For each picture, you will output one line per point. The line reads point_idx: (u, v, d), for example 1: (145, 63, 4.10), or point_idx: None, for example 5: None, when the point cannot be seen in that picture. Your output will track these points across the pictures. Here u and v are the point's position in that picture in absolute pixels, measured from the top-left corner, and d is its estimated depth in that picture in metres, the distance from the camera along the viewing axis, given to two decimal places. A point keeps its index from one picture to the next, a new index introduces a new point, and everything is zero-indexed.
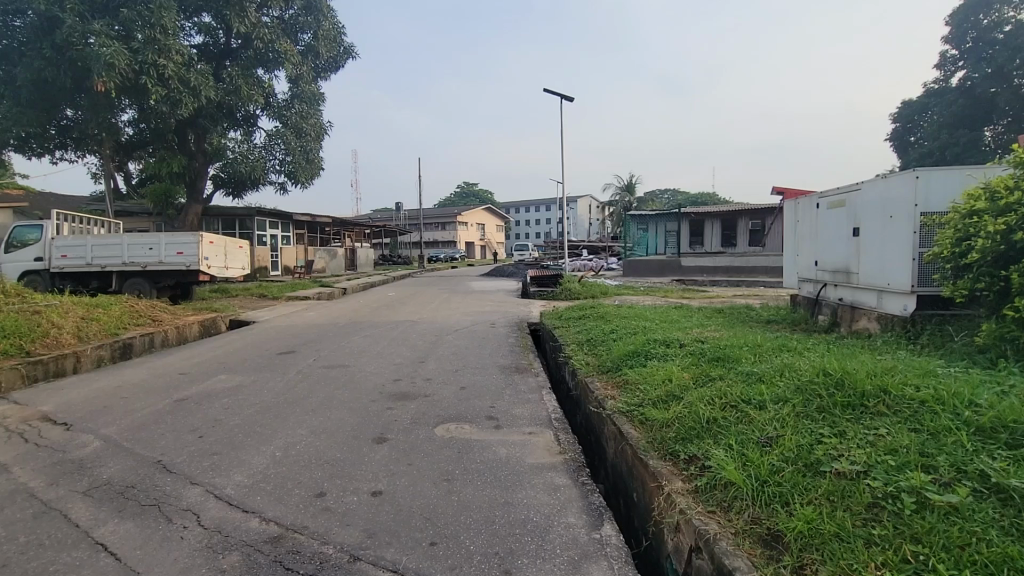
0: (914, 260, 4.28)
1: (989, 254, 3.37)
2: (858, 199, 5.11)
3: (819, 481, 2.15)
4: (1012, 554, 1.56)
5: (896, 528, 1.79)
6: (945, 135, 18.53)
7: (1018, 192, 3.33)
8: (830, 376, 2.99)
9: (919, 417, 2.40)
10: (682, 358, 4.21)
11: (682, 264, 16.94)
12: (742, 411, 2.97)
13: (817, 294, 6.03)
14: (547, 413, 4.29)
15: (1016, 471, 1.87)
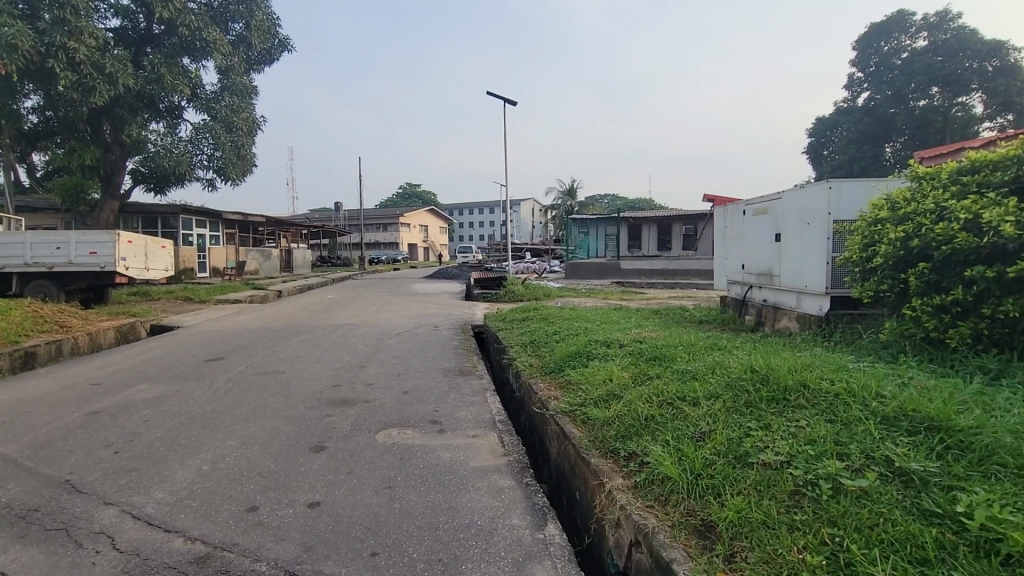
0: (828, 264, 4.65)
1: (891, 258, 3.72)
2: (779, 207, 5.50)
3: (747, 472, 2.29)
4: (914, 531, 1.71)
5: (815, 513, 1.93)
6: (853, 150, 20.25)
7: (915, 203, 3.70)
8: (756, 372, 3.18)
9: (834, 409, 2.59)
10: (622, 358, 4.34)
11: (622, 267, 17.46)
12: (677, 408, 3.10)
13: (744, 296, 6.41)
14: (491, 415, 4.29)
15: (915, 455, 2.06)
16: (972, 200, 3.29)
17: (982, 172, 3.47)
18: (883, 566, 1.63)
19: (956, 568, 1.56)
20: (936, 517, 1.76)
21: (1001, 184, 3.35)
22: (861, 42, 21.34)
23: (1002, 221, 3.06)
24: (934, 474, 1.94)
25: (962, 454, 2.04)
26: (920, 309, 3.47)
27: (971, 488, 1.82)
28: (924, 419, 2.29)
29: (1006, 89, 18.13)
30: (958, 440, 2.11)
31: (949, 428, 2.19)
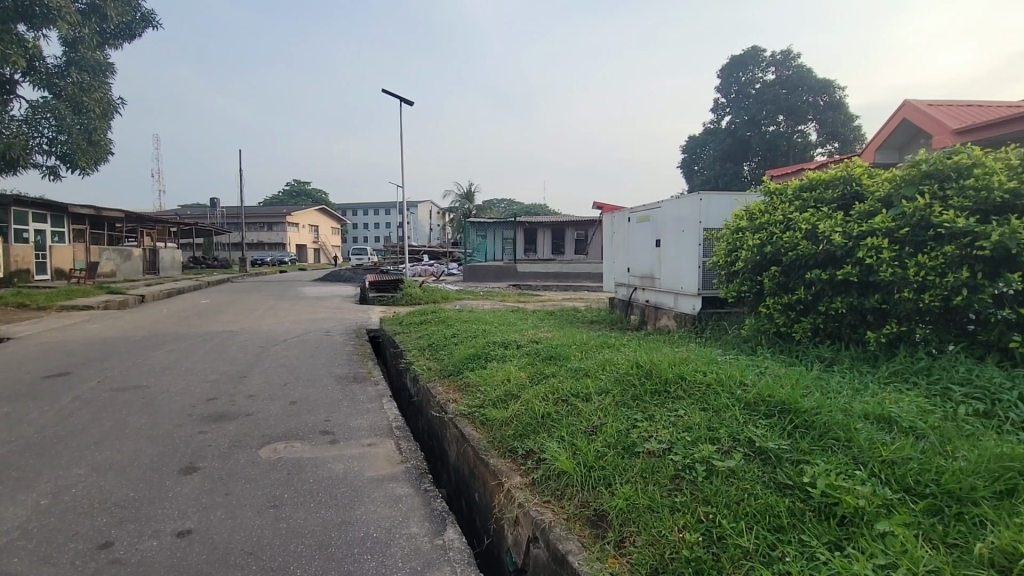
0: (700, 268, 5.16)
1: (750, 263, 4.22)
2: (658, 215, 5.98)
3: (634, 461, 2.45)
4: (771, 502, 1.93)
5: (693, 494, 2.11)
6: (719, 166, 22.73)
7: (768, 214, 4.24)
8: (642, 367, 3.42)
9: (706, 397, 2.87)
10: (519, 359, 4.44)
11: (519, 270, 17.84)
12: (572, 405, 3.24)
13: (629, 297, 6.89)
14: (387, 422, 4.16)
15: (771, 435, 2.34)
16: (810, 214, 3.85)
17: (818, 190, 4.07)
18: (748, 536, 1.82)
19: (804, 531, 1.79)
20: (788, 487, 2.01)
21: (831, 200, 3.96)
22: (724, 70, 23.86)
23: (833, 232, 3.61)
24: (786, 451, 2.22)
25: (807, 432, 2.35)
26: (773, 308, 3.98)
27: (814, 460, 2.10)
28: (778, 403, 2.62)
29: (833, 121, 21.48)
30: (804, 420, 2.43)
31: (797, 409, 2.52)
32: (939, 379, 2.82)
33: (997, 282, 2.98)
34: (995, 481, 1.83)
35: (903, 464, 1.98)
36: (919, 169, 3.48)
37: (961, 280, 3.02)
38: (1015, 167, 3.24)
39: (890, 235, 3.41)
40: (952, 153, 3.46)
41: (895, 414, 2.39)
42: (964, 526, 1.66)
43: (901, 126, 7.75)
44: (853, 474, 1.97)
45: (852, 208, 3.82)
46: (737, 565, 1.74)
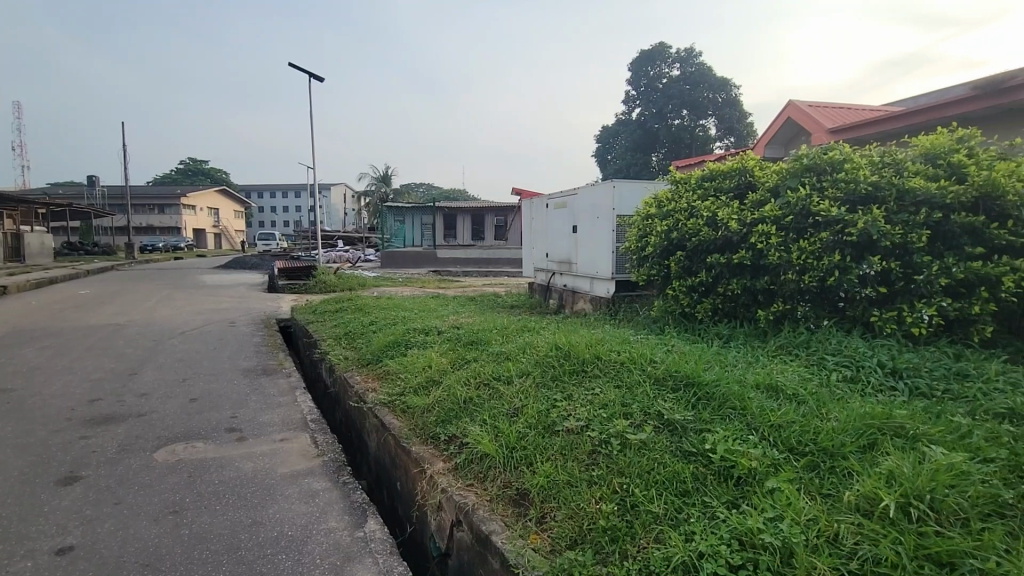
0: (613, 253, 5.40)
1: (658, 247, 4.49)
2: (574, 202, 6.16)
3: (553, 440, 2.53)
4: (679, 469, 2.08)
5: (609, 466, 2.23)
6: (630, 157, 23.80)
7: (674, 202, 4.52)
8: (560, 349, 3.52)
9: (620, 375, 3.02)
10: (440, 345, 4.40)
11: (439, 256, 17.62)
12: (493, 388, 3.27)
13: (548, 282, 7.06)
14: (301, 415, 3.97)
15: (678, 408, 2.52)
16: (711, 202, 4.15)
17: (718, 180, 4.39)
18: (658, 502, 1.95)
19: (706, 494, 1.95)
20: (692, 454, 2.17)
21: (728, 190, 4.30)
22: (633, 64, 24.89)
23: (730, 219, 3.93)
24: (690, 421, 2.40)
25: (708, 402, 2.55)
26: (679, 290, 4.27)
27: (714, 428, 2.29)
28: (683, 377, 2.81)
29: (730, 118, 23.26)
30: (706, 392, 2.64)
31: (700, 382, 2.72)
32: (817, 351, 3.17)
33: (861, 264, 3.40)
34: (860, 436, 2.10)
35: (787, 427, 2.21)
36: (801, 163, 3.87)
37: (834, 263, 3.41)
38: (877, 163, 3.69)
39: (777, 223, 3.76)
40: (828, 149, 3.88)
41: (781, 383, 2.67)
42: (835, 477, 1.89)
43: (786, 124, 8.54)
44: (747, 439, 2.17)
45: (746, 197, 4.17)
46: (648, 530, 1.86)
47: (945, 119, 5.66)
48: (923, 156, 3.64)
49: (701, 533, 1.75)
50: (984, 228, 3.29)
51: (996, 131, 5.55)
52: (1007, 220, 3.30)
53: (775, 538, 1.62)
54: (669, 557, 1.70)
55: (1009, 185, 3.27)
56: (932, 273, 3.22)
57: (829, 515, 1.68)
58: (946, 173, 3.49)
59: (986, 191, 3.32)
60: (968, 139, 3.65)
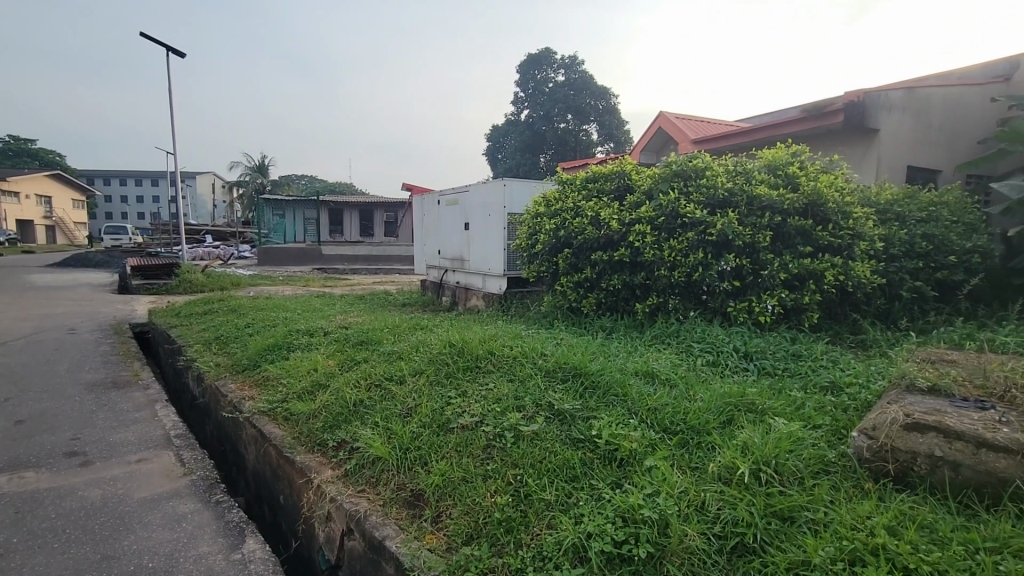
0: (505, 250, 5.51)
1: (547, 244, 4.66)
2: (466, 199, 6.18)
3: (448, 437, 2.52)
4: (569, 456, 2.18)
5: (503, 459, 2.28)
6: (519, 157, 24.42)
7: (561, 201, 4.73)
8: (454, 345, 3.50)
9: (513, 369, 3.07)
10: (326, 347, 4.17)
11: (324, 253, 16.67)
12: (385, 389, 3.17)
13: (441, 279, 7.02)
14: (163, 430, 3.53)
15: (567, 398, 2.63)
16: (594, 203, 4.41)
17: (600, 182, 4.67)
18: (549, 489, 2.04)
19: (593, 477, 2.08)
20: (580, 441, 2.30)
21: (609, 191, 4.59)
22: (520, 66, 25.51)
23: (612, 219, 4.22)
24: (578, 410, 2.52)
25: (594, 391, 2.70)
26: (566, 286, 4.47)
27: (599, 415, 2.43)
28: (571, 368, 2.94)
29: (609, 124, 24.83)
30: (592, 381, 2.79)
31: (587, 372, 2.87)
32: (686, 339, 3.51)
33: (720, 261, 3.83)
34: (721, 413, 2.38)
35: (662, 409, 2.42)
36: (671, 169, 4.26)
37: (698, 260, 3.81)
38: (731, 172, 4.18)
39: (652, 223, 4.11)
40: (692, 158, 4.31)
41: (657, 369, 2.91)
42: (701, 451, 2.11)
43: (658, 133, 9.31)
44: (628, 423, 2.35)
45: (624, 198, 4.49)
46: (541, 518, 1.94)
47: (784, 136, 6.56)
48: (766, 167, 4.19)
49: (588, 515, 1.86)
50: (812, 231, 3.87)
51: (820, 148, 6.54)
52: (829, 224, 3.91)
53: (652, 511, 1.77)
54: (561, 541, 1.79)
55: (830, 194, 3.88)
56: (774, 269, 3.72)
57: (697, 486, 1.88)
58: (784, 183, 4.05)
59: (813, 199, 3.90)
60: (799, 154, 4.27)
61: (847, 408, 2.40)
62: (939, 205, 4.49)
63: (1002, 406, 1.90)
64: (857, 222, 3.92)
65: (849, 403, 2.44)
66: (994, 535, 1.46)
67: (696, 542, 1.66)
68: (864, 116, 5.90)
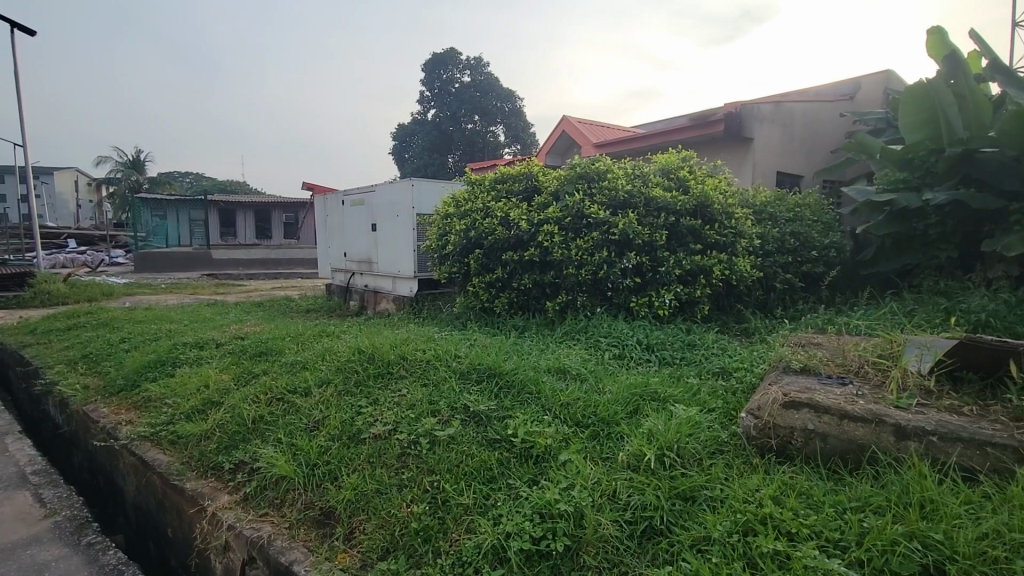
0: (415, 252, 5.39)
1: (458, 245, 4.62)
2: (373, 199, 5.96)
3: (360, 449, 2.41)
4: (487, 458, 2.17)
5: (419, 466, 2.22)
6: (427, 156, 24.07)
7: (471, 202, 4.73)
8: (363, 351, 3.31)
9: (427, 373, 2.96)
10: (219, 360, 3.81)
11: (214, 257, 15.29)
12: (288, 402, 2.95)
13: (347, 283, 6.73)
14: (17, 467, 3.04)
15: (482, 399, 2.61)
16: (503, 203, 4.46)
17: (508, 183, 4.73)
18: (466, 493, 2.03)
19: (510, 476, 2.09)
20: (497, 441, 2.30)
21: (517, 192, 4.66)
22: (426, 65, 25.15)
23: (521, 220, 4.29)
24: (494, 410, 2.51)
25: (509, 390, 2.71)
26: (478, 286, 4.47)
27: (515, 414, 2.45)
28: (486, 369, 2.91)
29: (516, 126, 25.26)
30: (506, 380, 2.79)
31: (501, 372, 2.86)
32: (594, 334, 3.65)
33: (622, 259, 4.04)
34: (629, 404, 2.49)
35: (574, 403, 2.49)
36: (575, 171, 4.42)
37: (603, 258, 3.99)
38: (630, 175, 4.42)
39: (559, 223, 4.23)
40: (594, 160, 4.50)
41: (568, 365, 3.00)
42: (611, 442, 2.20)
43: (562, 137, 9.62)
44: (542, 420, 2.39)
45: (532, 199, 4.58)
46: (459, 523, 1.92)
47: (676, 142, 7.07)
48: (661, 170, 4.48)
49: (506, 515, 1.87)
50: (701, 229, 4.20)
51: (706, 154, 7.13)
52: (716, 223, 4.27)
53: (568, 505, 1.81)
54: (479, 544, 1.78)
55: (715, 196, 4.24)
56: (670, 266, 3.99)
57: (608, 476, 1.96)
58: (676, 186, 4.36)
59: (701, 200, 4.24)
60: (688, 159, 4.62)
61: (735, 391, 2.63)
62: (803, 206, 5.08)
63: (859, 381, 2.19)
64: (739, 222, 4.32)
65: (737, 386, 2.67)
66: (857, 495, 1.66)
67: (609, 530, 1.73)
68: (741, 126, 6.51)
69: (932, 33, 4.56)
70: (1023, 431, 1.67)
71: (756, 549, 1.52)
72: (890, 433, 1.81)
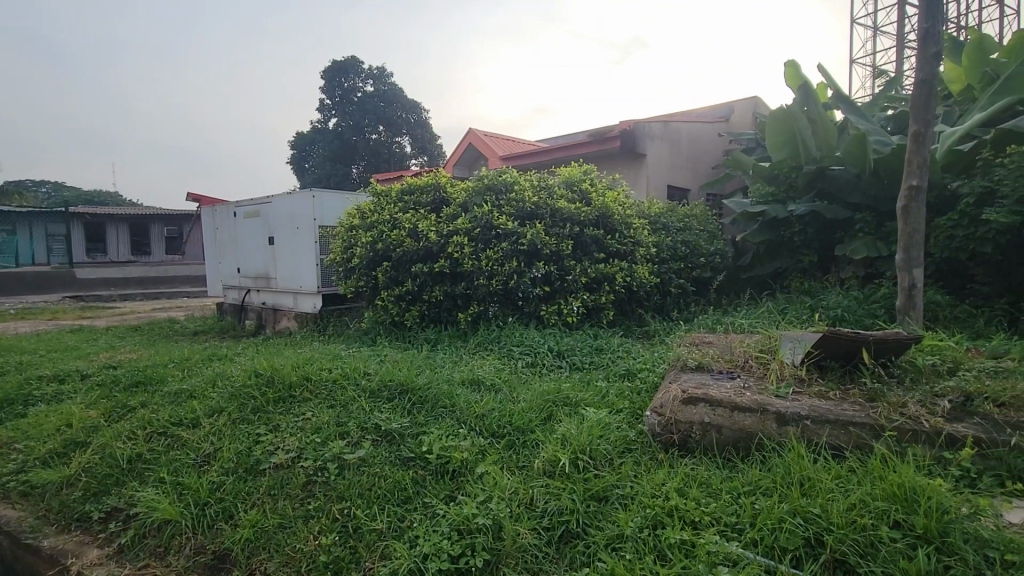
0: (318, 266, 5.12)
1: (365, 258, 4.45)
2: (269, 210, 5.58)
3: (259, 481, 2.22)
4: (402, 478, 2.09)
5: (326, 495, 2.09)
6: (329, 166, 23.07)
7: (377, 213, 4.59)
8: (259, 374, 2.99)
9: (333, 394, 2.75)
10: (84, 395, 3.32)
11: (79, 277, 13.43)
12: (171, 437, 2.63)
13: (242, 301, 6.23)
14: None
15: (394, 417, 2.48)
16: (411, 215, 4.38)
17: (415, 194, 4.65)
18: (380, 518, 1.94)
19: (426, 494, 2.03)
20: (411, 459, 2.22)
21: (425, 204, 4.60)
22: (325, 72, 24.18)
23: (429, 231, 4.23)
24: (407, 427, 2.41)
25: (422, 405, 2.61)
26: (387, 300, 4.33)
27: (429, 429, 2.37)
28: (397, 386, 2.76)
29: (422, 136, 25.00)
30: (419, 396, 2.67)
31: (414, 388, 2.72)
32: (506, 344, 3.68)
33: (532, 268, 4.14)
34: (543, 412, 2.52)
35: (489, 414, 2.47)
36: (483, 183, 4.46)
37: (512, 268, 4.06)
38: (536, 187, 4.53)
39: (468, 234, 4.24)
40: (501, 172, 4.57)
41: (482, 376, 2.99)
42: (526, 450, 2.21)
43: (469, 149, 9.67)
44: (457, 433, 2.34)
45: (441, 211, 4.54)
46: (373, 550, 1.84)
47: (578, 155, 7.38)
48: (565, 182, 4.65)
49: (423, 536, 1.81)
50: (604, 239, 4.41)
51: (606, 168, 7.52)
52: (616, 232, 4.51)
53: (486, 518, 1.80)
54: (395, 570, 1.72)
55: (615, 208, 4.49)
56: (576, 274, 4.16)
57: (525, 484, 1.97)
58: (579, 198, 4.55)
59: (602, 211, 4.47)
60: (590, 172, 4.84)
61: (640, 391, 2.77)
62: (692, 217, 5.52)
63: (744, 375, 2.40)
64: (638, 231, 4.58)
65: (642, 386, 2.82)
66: (749, 479, 1.81)
67: (528, 539, 1.74)
68: (636, 142, 6.96)
69: (789, 66, 5.20)
70: (877, 410, 1.92)
71: (665, 541, 1.61)
72: (773, 421, 1.99)
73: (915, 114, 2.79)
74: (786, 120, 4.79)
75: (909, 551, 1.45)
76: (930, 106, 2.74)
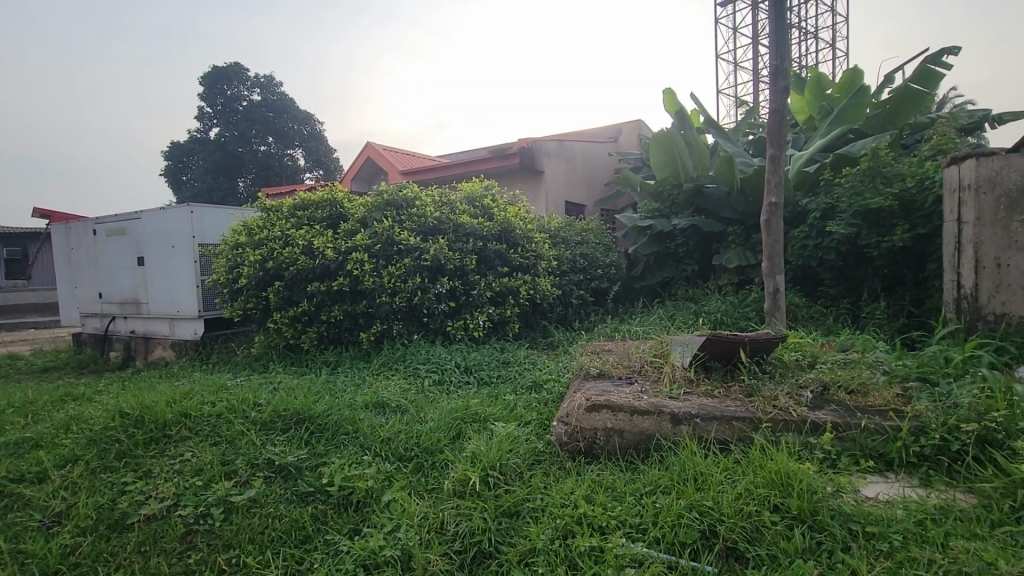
0: (198, 288, 4.64)
1: (253, 278, 4.12)
2: (137, 227, 4.98)
3: (126, 539, 1.94)
4: (299, 517, 1.94)
5: (210, 545, 1.88)
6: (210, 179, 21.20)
7: (267, 230, 4.27)
8: (125, 414, 2.60)
9: (217, 429, 2.48)
10: None
11: None
12: (10, 496, 2.21)
13: (105, 330, 5.46)
14: None
15: (289, 449, 2.29)
16: (305, 231, 4.14)
17: (310, 209, 4.40)
18: (275, 564, 1.78)
19: (328, 531, 1.90)
20: (309, 494, 2.06)
21: (321, 219, 4.37)
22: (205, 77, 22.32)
23: (326, 248, 4.02)
24: (304, 459, 2.23)
25: (321, 434, 2.44)
26: (279, 323, 4.03)
27: (330, 460, 2.22)
28: (293, 415, 2.55)
29: (317, 149, 23.89)
30: (318, 424, 2.49)
31: (311, 416, 2.53)
32: (412, 363, 3.58)
33: (436, 284, 4.10)
34: (451, 430, 2.47)
35: (396, 437, 2.36)
36: (383, 198, 4.34)
37: (416, 285, 3.99)
38: (437, 202, 4.49)
39: (368, 251, 4.09)
40: (401, 187, 4.48)
41: (387, 398, 2.86)
42: (435, 471, 2.15)
43: (367, 162, 9.38)
44: (361, 461, 2.21)
45: (338, 227, 4.34)
46: None
47: (480, 171, 7.45)
48: (467, 198, 4.66)
49: None
50: (507, 254, 4.47)
51: (506, 184, 7.69)
52: (519, 246, 4.60)
53: (395, 549, 1.72)
54: None
55: (517, 222, 4.58)
56: (481, 288, 4.18)
57: (435, 508, 1.90)
58: (481, 213, 4.59)
59: (504, 226, 4.54)
60: (491, 188, 4.90)
61: (547, 402, 2.83)
62: (588, 231, 5.79)
63: (641, 380, 2.54)
64: (539, 245, 4.70)
65: (548, 397, 2.87)
66: (649, 480, 1.90)
67: (439, 565, 1.68)
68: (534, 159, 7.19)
69: (667, 92, 5.69)
70: (754, 404, 2.12)
71: (575, 550, 1.63)
72: (668, 421, 2.11)
73: (771, 139, 3.17)
74: (667, 141, 5.21)
75: (787, 532, 1.60)
76: (783, 132, 3.13)
